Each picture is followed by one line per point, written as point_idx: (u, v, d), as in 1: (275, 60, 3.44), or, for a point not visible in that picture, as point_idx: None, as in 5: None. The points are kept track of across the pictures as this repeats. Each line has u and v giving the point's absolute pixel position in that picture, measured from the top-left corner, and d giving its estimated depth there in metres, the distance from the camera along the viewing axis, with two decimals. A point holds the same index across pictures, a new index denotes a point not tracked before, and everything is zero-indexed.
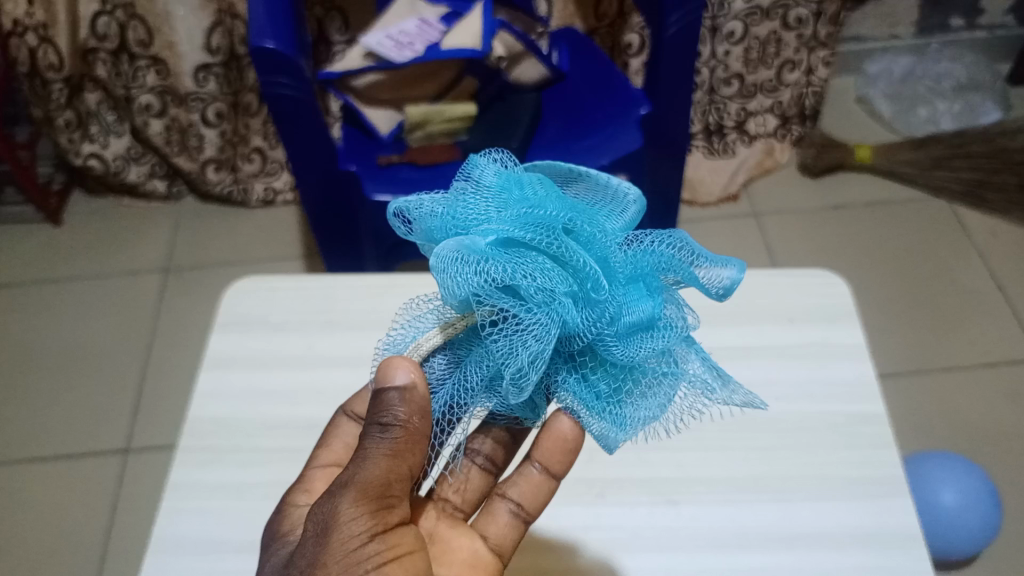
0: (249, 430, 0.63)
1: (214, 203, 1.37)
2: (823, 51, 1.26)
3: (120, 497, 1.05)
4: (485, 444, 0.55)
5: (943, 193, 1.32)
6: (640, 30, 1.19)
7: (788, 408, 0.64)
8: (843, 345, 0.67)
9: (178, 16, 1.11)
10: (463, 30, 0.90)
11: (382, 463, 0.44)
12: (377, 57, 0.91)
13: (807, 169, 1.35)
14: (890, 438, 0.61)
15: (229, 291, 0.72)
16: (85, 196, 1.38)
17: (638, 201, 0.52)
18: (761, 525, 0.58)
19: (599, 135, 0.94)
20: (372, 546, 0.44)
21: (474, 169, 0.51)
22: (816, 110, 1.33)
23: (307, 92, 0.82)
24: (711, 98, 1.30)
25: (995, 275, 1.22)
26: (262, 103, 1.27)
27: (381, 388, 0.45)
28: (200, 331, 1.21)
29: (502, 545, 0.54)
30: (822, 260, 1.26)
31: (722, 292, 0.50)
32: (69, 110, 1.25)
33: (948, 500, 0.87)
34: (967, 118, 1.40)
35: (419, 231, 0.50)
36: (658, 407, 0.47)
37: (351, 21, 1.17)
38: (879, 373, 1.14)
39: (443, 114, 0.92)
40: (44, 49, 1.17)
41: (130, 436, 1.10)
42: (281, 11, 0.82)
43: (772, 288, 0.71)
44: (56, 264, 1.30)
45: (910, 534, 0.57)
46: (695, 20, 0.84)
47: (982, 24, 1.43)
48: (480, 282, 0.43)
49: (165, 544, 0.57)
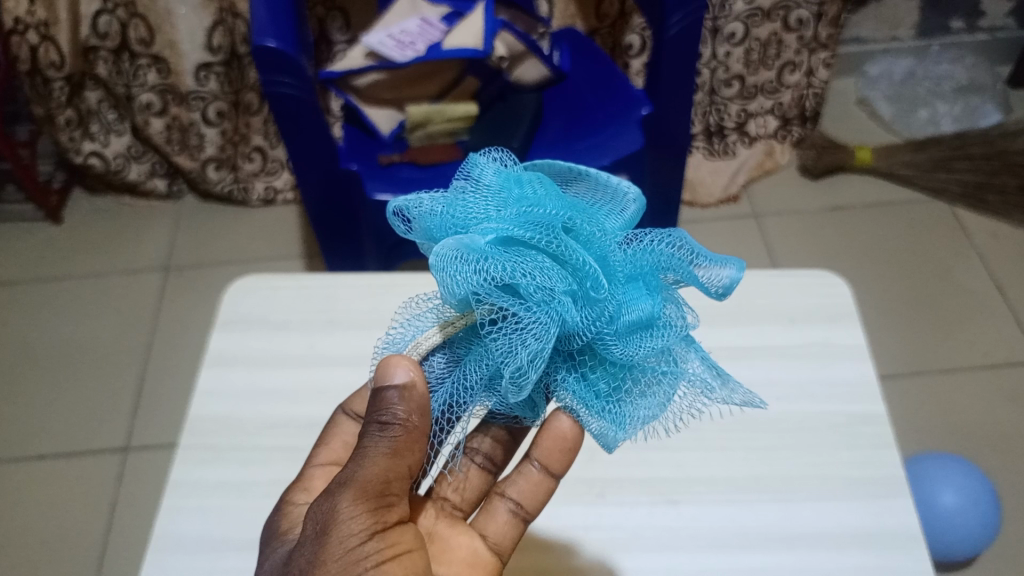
0: (250, 429, 0.63)
1: (214, 202, 1.37)
2: (823, 52, 1.26)
3: (120, 496, 1.05)
4: (484, 443, 0.55)
5: (943, 195, 1.32)
6: (641, 31, 1.19)
7: (789, 408, 0.64)
8: (844, 345, 0.67)
9: (179, 15, 1.12)
10: (464, 30, 0.90)
11: (381, 461, 0.44)
12: (378, 57, 0.92)
13: (807, 171, 1.35)
14: (891, 439, 0.61)
15: (230, 290, 0.72)
16: (85, 194, 1.38)
17: (637, 200, 0.52)
18: (761, 525, 0.58)
19: (600, 136, 0.94)
20: (372, 544, 0.44)
21: (474, 168, 0.51)
22: (816, 111, 1.33)
23: (309, 91, 0.82)
24: (712, 99, 1.30)
25: (995, 277, 1.22)
26: (262, 102, 1.27)
27: (380, 387, 0.45)
28: (200, 330, 1.21)
29: (501, 544, 0.53)
30: (822, 262, 1.26)
31: (722, 292, 0.50)
32: (70, 109, 1.25)
33: (948, 501, 0.87)
34: (967, 120, 1.40)
35: (419, 229, 0.50)
36: (657, 406, 0.47)
37: (352, 20, 1.18)
38: (879, 374, 1.14)
39: (443, 114, 0.92)
40: (45, 47, 1.17)
41: (130, 434, 1.10)
42: (282, 10, 0.82)
43: (772, 288, 0.71)
44: (56, 262, 1.30)
45: (911, 534, 0.57)
46: (696, 21, 0.84)
47: (982, 26, 1.43)
48: (480, 281, 0.43)
49: (165, 543, 0.57)
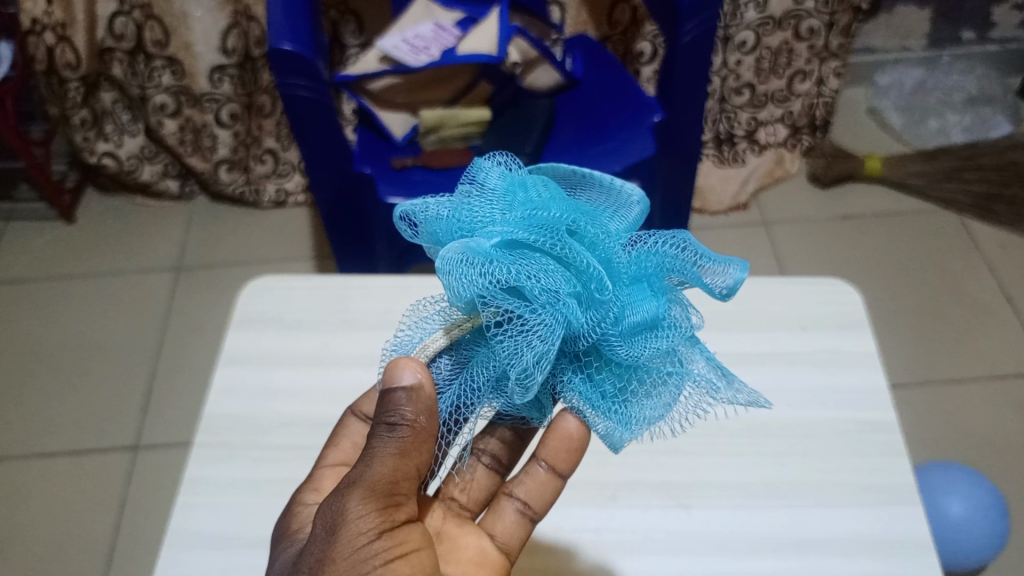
0: (263, 428, 0.64)
1: (226, 203, 1.38)
2: (834, 61, 1.27)
3: (129, 494, 1.05)
4: (490, 444, 0.56)
5: (953, 205, 1.32)
6: (652, 38, 1.21)
7: (797, 414, 0.64)
8: (856, 353, 0.67)
9: (194, 16, 1.13)
10: (478, 36, 0.92)
11: (390, 461, 0.45)
12: (392, 61, 0.93)
13: (816, 179, 1.36)
14: (903, 447, 0.62)
15: (246, 290, 0.72)
16: (97, 194, 1.39)
17: (641, 202, 0.52)
18: (772, 531, 0.58)
19: (612, 142, 0.94)
20: (379, 543, 0.44)
21: (479, 173, 0.52)
22: (826, 120, 1.34)
23: (324, 93, 0.83)
24: (722, 107, 1.30)
25: (1005, 288, 1.22)
26: (275, 104, 1.28)
27: (389, 388, 0.45)
28: (209, 330, 1.22)
29: (509, 544, 0.54)
30: (831, 270, 1.26)
31: (727, 292, 0.50)
32: (85, 109, 1.27)
33: (955, 511, 0.87)
34: (978, 131, 1.40)
35: (425, 234, 0.51)
36: (663, 406, 0.48)
37: (365, 24, 1.19)
38: (891, 384, 1.14)
39: (458, 118, 0.92)
40: (62, 48, 1.17)
41: (140, 432, 1.11)
42: (300, 16, 0.84)
43: (782, 295, 0.71)
44: (66, 260, 1.31)
45: (922, 541, 0.57)
46: (707, 30, 0.85)
47: (993, 37, 1.44)
48: (485, 283, 0.44)
49: (179, 539, 0.58)
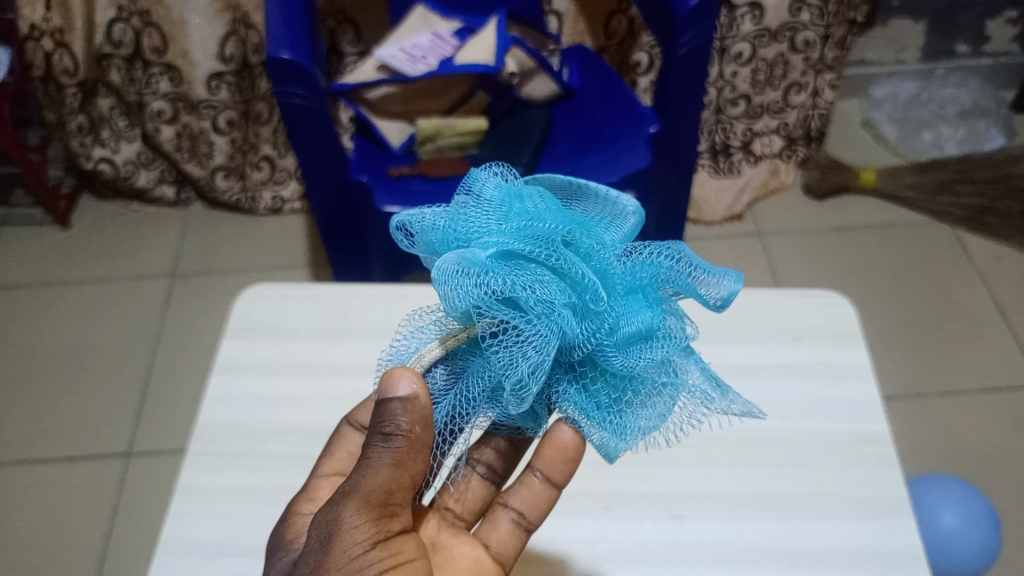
0: (257, 436, 0.64)
1: (222, 209, 1.38)
2: (829, 74, 1.28)
3: (121, 502, 1.05)
4: (485, 454, 0.56)
5: (947, 218, 1.33)
6: (648, 49, 1.22)
7: (791, 425, 0.64)
8: (851, 364, 0.67)
9: (193, 24, 1.13)
10: (475, 47, 0.93)
11: (386, 471, 0.45)
12: (390, 71, 0.94)
13: (811, 191, 1.36)
14: (895, 459, 0.62)
15: (241, 298, 0.72)
16: (93, 200, 1.39)
17: (637, 212, 0.52)
18: (766, 542, 0.58)
19: (608, 152, 0.94)
20: (374, 553, 0.44)
21: (475, 183, 0.52)
22: (820, 132, 1.35)
23: (321, 102, 0.83)
24: (718, 117, 1.31)
25: (998, 300, 1.23)
26: (272, 112, 1.28)
27: (384, 398, 0.45)
28: (203, 338, 1.22)
29: (504, 553, 0.54)
30: (824, 281, 1.27)
31: (721, 304, 0.50)
32: (82, 115, 1.26)
33: (949, 522, 0.87)
34: (972, 143, 1.41)
35: (422, 244, 0.51)
36: (658, 416, 0.48)
37: (363, 33, 1.19)
38: (885, 396, 1.14)
39: (454, 127, 0.92)
40: (60, 54, 1.17)
41: (133, 439, 1.11)
42: (298, 25, 0.84)
43: (776, 306, 0.71)
44: (60, 266, 1.31)
45: (913, 553, 0.57)
46: (704, 42, 0.85)
47: (987, 51, 1.45)
48: (480, 294, 0.44)
49: (172, 547, 0.58)
